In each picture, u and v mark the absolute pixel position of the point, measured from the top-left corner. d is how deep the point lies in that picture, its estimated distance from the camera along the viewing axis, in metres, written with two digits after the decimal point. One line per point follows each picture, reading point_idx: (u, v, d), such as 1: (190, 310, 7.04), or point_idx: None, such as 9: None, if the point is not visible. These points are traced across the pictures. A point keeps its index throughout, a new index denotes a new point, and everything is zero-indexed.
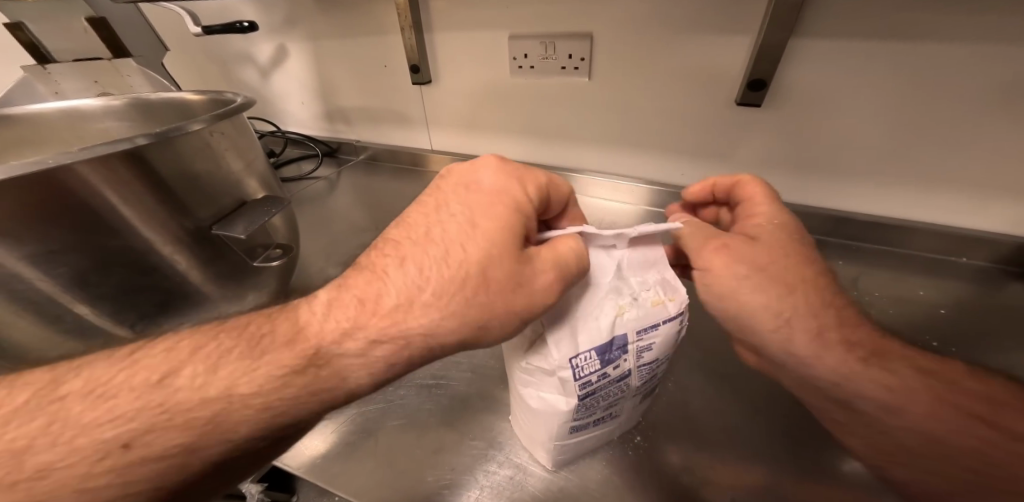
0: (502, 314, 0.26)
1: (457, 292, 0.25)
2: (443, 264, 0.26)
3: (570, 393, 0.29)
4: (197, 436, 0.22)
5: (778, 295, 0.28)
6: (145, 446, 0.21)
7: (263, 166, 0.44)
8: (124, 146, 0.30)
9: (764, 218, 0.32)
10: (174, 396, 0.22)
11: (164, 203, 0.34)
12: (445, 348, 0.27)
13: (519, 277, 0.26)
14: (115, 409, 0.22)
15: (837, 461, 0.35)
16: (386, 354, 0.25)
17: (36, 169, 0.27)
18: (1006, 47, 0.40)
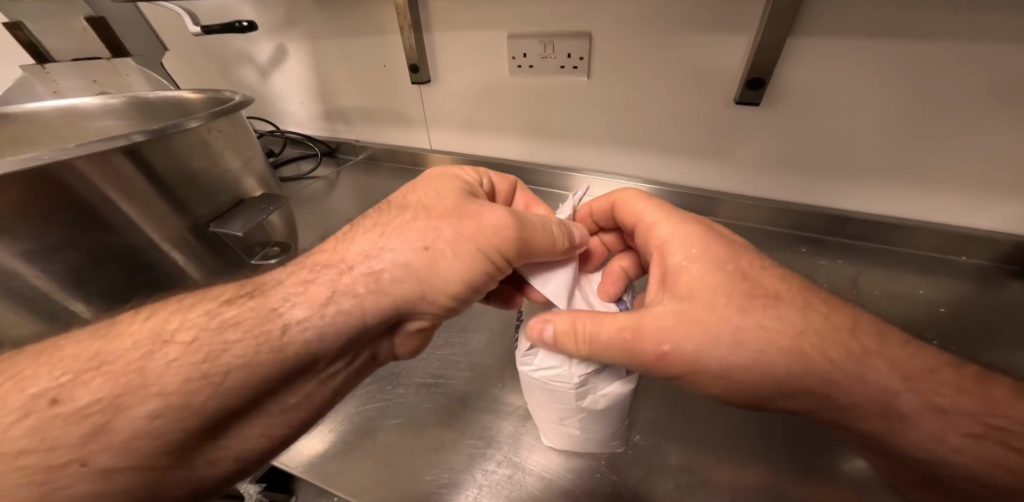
0: (446, 237, 0.30)
1: (409, 220, 0.32)
2: (397, 209, 0.34)
3: (627, 374, 0.31)
4: (127, 391, 0.22)
5: (772, 360, 0.27)
6: (72, 399, 0.22)
7: (262, 165, 0.44)
8: (122, 143, 0.30)
9: (679, 254, 0.32)
10: (109, 347, 0.24)
11: (162, 199, 0.34)
12: (403, 285, 0.30)
13: (457, 210, 0.32)
14: (54, 372, 0.23)
15: (838, 461, 0.35)
16: (329, 283, 0.29)
17: (29, 166, 0.26)
18: (1006, 46, 0.40)
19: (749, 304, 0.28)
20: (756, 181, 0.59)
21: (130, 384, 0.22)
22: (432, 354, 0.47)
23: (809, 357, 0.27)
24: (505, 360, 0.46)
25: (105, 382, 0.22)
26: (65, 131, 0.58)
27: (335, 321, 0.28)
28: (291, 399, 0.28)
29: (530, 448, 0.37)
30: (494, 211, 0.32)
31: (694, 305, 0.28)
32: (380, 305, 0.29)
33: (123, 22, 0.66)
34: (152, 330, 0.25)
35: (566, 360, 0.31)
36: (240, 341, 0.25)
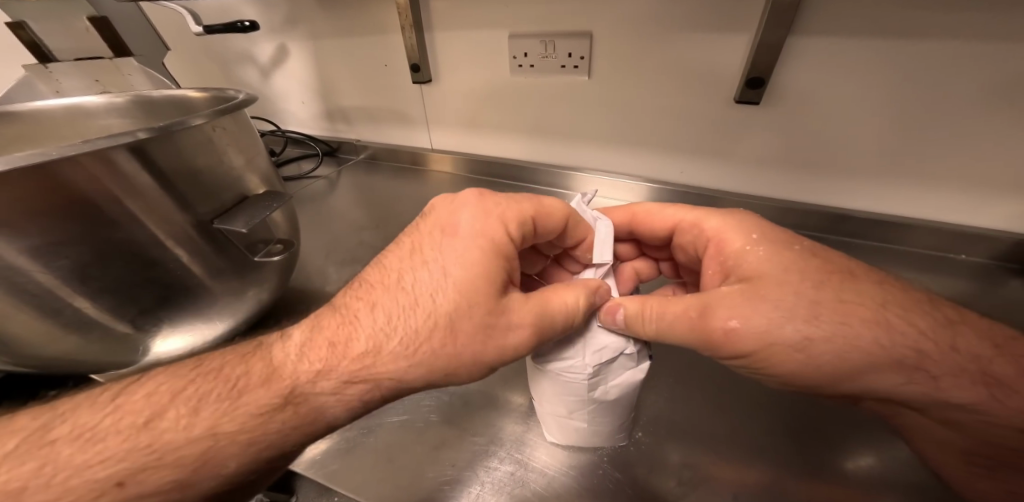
0: (467, 364, 0.29)
1: (427, 342, 0.28)
2: (420, 318, 0.29)
3: (635, 365, 0.32)
4: (192, 476, 0.25)
5: (855, 333, 0.27)
6: (140, 483, 0.24)
7: (265, 163, 0.45)
8: (129, 139, 0.30)
9: (740, 241, 0.33)
10: (159, 440, 0.25)
11: (165, 195, 0.34)
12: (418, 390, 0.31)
13: (484, 331, 0.29)
14: (114, 457, 0.24)
15: (839, 460, 0.35)
16: (360, 393, 0.29)
17: (36, 161, 0.26)
18: (1003, 45, 0.40)
19: (826, 280, 0.29)
20: (756, 180, 0.59)
21: (192, 470, 0.25)
22: None
23: (896, 328, 0.27)
24: None
25: (167, 473, 0.25)
26: (68, 130, 0.59)
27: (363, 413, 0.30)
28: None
29: (532, 445, 0.37)
30: (522, 335, 0.29)
31: (778, 281, 0.29)
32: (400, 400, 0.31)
33: (125, 22, 0.66)
34: (206, 423, 0.26)
35: (578, 349, 0.31)
36: (286, 423, 0.28)
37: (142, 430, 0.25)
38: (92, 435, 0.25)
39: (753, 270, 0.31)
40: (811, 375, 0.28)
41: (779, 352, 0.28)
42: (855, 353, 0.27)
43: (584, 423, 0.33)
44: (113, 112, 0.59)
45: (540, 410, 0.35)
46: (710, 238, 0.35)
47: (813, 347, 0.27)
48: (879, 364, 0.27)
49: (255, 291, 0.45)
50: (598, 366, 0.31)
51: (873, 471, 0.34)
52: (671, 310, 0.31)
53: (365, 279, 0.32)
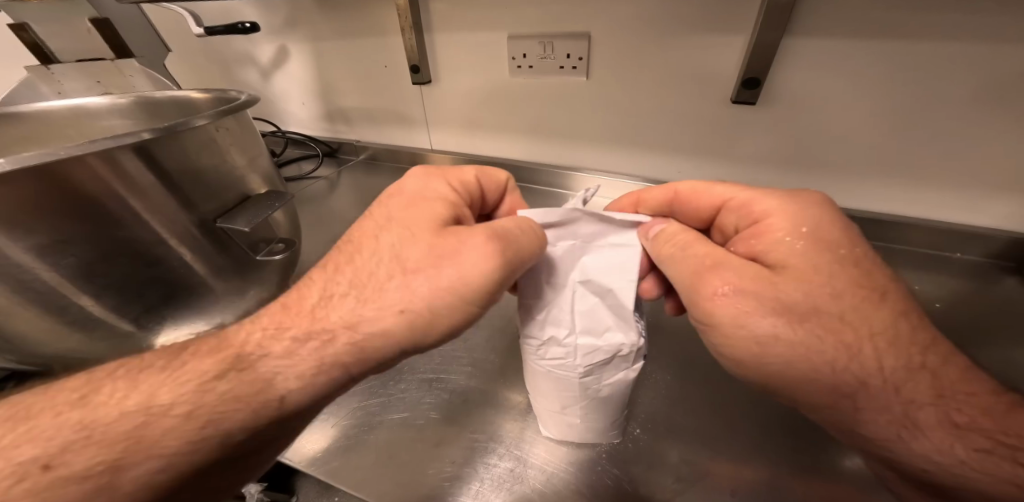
0: (423, 295, 0.28)
1: (380, 273, 0.29)
2: (370, 254, 0.30)
3: (632, 363, 0.31)
4: (126, 455, 0.23)
5: (818, 348, 0.26)
6: (68, 463, 0.22)
7: (267, 163, 0.45)
8: (132, 140, 0.31)
9: (782, 231, 0.30)
10: (97, 412, 0.24)
11: (167, 194, 0.34)
12: (385, 350, 0.29)
13: (436, 253, 0.29)
14: (54, 432, 0.23)
15: (837, 458, 0.35)
16: (314, 352, 0.28)
17: (45, 159, 0.27)
18: (995, 46, 0.41)
19: (848, 294, 0.27)
20: (753, 179, 0.60)
21: (129, 447, 0.23)
22: (435, 350, 0.47)
23: (860, 358, 0.26)
24: (506, 356, 0.46)
25: (102, 448, 0.23)
26: (71, 130, 0.59)
27: (326, 382, 0.28)
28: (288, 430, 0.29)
29: (532, 442, 0.38)
30: (479, 245, 0.28)
31: (794, 275, 0.28)
32: (367, 364, 0.29)
33: (127, 24, 0.66)
34: (146, 394, 0.25)
35: (570, 350, 0.31)
36: (236, 395, 0.26)
37: (76, 406, 0.25)
38: (20, 417, 0.24)
39: (783, 263, 0.29)
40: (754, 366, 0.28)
41: (734, 337, 0.28)
42: (824, 352, 0.26)
43: (579, 419, 0.33)
44: (116, 113, 0.60)
45: (533, 394, 0.35)
46: (751, 227, 0.33)
47: (766, 347, 0.27)
48: (815, 385, 0.27)
49: (257, 291, 0.45)
50: (589, 363, 0.31)
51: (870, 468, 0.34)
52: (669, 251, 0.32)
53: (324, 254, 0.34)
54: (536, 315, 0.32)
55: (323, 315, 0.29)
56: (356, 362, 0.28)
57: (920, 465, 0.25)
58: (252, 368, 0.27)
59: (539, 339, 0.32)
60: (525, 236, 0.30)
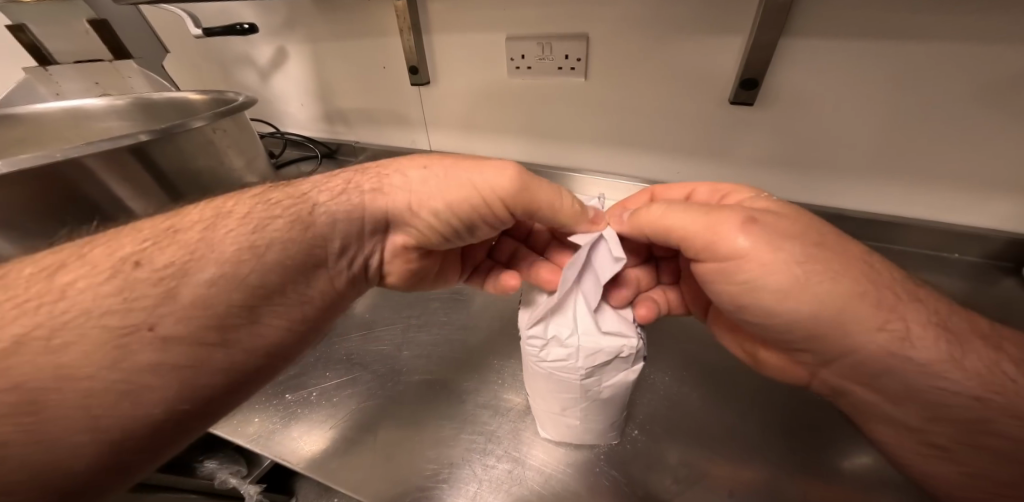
0: (438, 173, 0.34)
1: (393, 169, 0.36)
2: (380, 168, 0.37)
3: (633, 365, 0.32)
4: (194, 258, 0.26)
5: (846, 268, 0.29)
6: (150, 262, 0.25)
7: (264, 164, 0.55)
8: (129, 142, 0.39)
9: (748, 195, 0.36)
10: (179, 221, 0.28)
11: (156, 186, 0.43)
12: (397, 193, 0.34)
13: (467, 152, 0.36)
14: (135, 241, 0.26)
15: (835, 458, 0.35)
16: (347, 179, 0.36)
17: (41, 162, 0.35)
18: (991, 47, 0.41)
19: (845, 244, 0.31)
20: (753, 180, 0.60)
21: (197, 252, 0.26)
22: (433, 351, 0.47)
23: (875, 271, 0.29)
24: (505, 357, 0.46)
25: (178, 250, 0.26)
26: (68, 132, 0.59)
27: (347, 206, 0.34)
28: (302, 289, 0.31)
29: (529, 443, 0.38)
30: (503, 161, 0.33)
31: (788, 216, 0.31)
32: (376, 205, 0.35)
33: (125, 26, 0.66)
34: (213, 208, 0.30)
35: (573, 351, 0.31)
36: (283, 223, 0.30)
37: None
38: None
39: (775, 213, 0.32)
40: (794, 294, 0.29)
41: (771, 270, 0.29)
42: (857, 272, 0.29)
43: (577, 420, 0.33)
44: (114, 114, 0.60)
45: (532, 394, 0.35)
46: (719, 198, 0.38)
47: (809, 278, 0.28)
48: (857, 303, 0.28)
49: None
50: (592, 366, 0.30)
51: (868, 468, 0.34)
52: (681, 220, 0.32)
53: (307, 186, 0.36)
54: (538, 314, 0.33)
55: (370, 171, 0.37)
56: (372, 193, 0.35)
57: (972, 388, 0.27)
58: (304, 206, 0.32)
59: (540, 341, 0.32)
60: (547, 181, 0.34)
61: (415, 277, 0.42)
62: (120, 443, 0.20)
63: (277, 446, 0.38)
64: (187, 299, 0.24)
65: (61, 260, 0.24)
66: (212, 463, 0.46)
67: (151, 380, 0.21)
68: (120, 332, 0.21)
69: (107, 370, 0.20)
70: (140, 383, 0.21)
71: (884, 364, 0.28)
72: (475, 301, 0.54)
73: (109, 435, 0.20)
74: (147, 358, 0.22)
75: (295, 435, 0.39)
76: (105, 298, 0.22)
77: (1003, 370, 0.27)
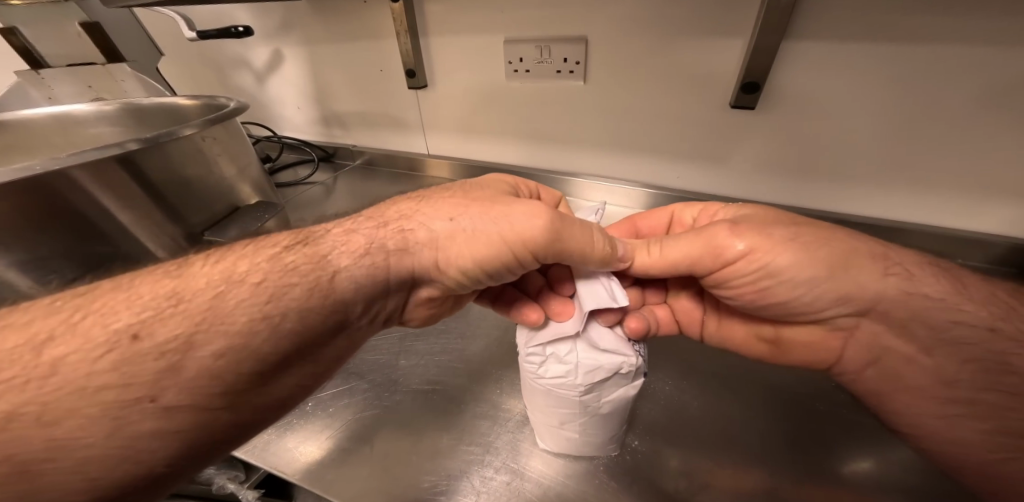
0: (472, 223, 0.32)
1: (417, 214, 0.34)
2: (400, 213, 0.34)
3: (632, 382, 0.31)
4: (200, 329, 0.23)
5: (836, 241, 0.33)
6: (151, 335, 0.22)
7: (257, 171, 0.57)
8: (116, 151, 0.40)
9: (719, 211, 0.42)
10: (184, 287, 0.25)
11: (144, 194, 0.44)
12: (423, 249, 0.32)
13: (496, 197, 0.34)
14: (132, 309, 0.23)
15: (837, 465, 0.35)
16: (369, 235, 0.32)
17: (23, 175, 0.36)
18: (994, 50, 0.41)
19: (829, 225, 0.35)
20: (754, 184, 0.59)
21: (204, 322, 0.24)
22: (430, 360, 0.47)
23: (858, 239, 0.34)
24: (503, 366, 0.46)
25: (182, 321, 0.23)
26: (57, 138, 0.59)
27: (371, 269, 0.31)
28: (316, 349, 0.29)
29: (527, 454, 0.37)
30: (529, 205, 0.32)
31: (761, 216, 0.37)
32: (402, 264, 0.32)
33: (119, 28, 0.66)
34: (223, 272, 0.27)
35: (571, 368, 0.30)
36: (301, 282, 0.28)
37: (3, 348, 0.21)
38: None
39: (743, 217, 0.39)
40: (809, 265, 0.33)
41: (784, 249, 0.33)
42: (844, 245, 0.33)
43: (575, 433, 0.33)
44: (103, 120, 0.60)
45: (532, 410, 0.34)
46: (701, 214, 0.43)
47: (811, 247, 0.33)
48: (846, 266, 0.33)
49: None
50: (592, 384, 0.30)
51: (873, 475, 0.34)
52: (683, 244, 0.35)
53: (308, 229, 0.33)
54: (539, 333, 0.33)
55: (388, 218, 0.34)
56: (397, 252, 0.32)
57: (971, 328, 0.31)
58: (322, 261, 0.29)
59: (539, 357, 0.32)
60: (577, 227, 0.32)
61: (434, 317, 0.40)
62: (126, 477, 0.20)
63: (271, 457, 0.37)
64: (194, 373, 0.22)
65: (50, 328, 0.22)
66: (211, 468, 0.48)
67: (154, 444, 0.21)
68: (120, 404, 0.20)
69: (106, 439, 0.19)
70: (142, 448, 0.20)
71: (907, 305, 0.32)
72: (472, 309, 0.53)
73: (115, 481, 0.20)
74: (147, 427, 0.20)
75: (289, 444, 0.38)
76: (100, 374, 0.21)
77: (1003, 300, 0.32)
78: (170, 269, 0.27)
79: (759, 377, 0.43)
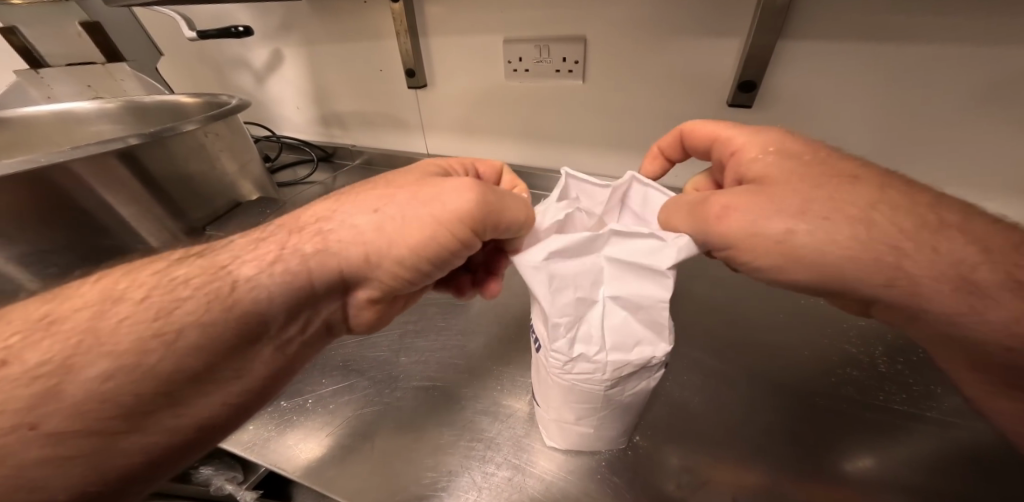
0: (400, 206, 0.30)
1: (343, 203, 0.32)
2: (324, 207, 0.33)
3: (657, 370, 0.30)
4: (78, 351, 0.22)
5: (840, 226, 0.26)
6: (51, 362, 0.21)
7: (257, 168, 0.57)
8: (119, 145, 0.40)
9: (755, 151, 0.31)
10: None
11: (145, 189, 0.44)
12: (348, 248, 0.30)
13: (421, 181, 0.32)
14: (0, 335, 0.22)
15: (839, 461, 0.35)
16: (280, 242, 0.30)
17: (21, 169, 0.35)
18: (985, 49, 0.41)
19: None
20: None
21: (81, 345, 0.22)
22: (430, 357, 0.47)
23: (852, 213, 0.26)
24: (503, 362, 0.46)
25: (54, 343, 0.22)
26: (58, 137, 0.59)
27: (285, 276, 0.28)
28: (251, 363, 0.27)
29: (532, 451, 0.37)
30: (461, 181, 0.31)
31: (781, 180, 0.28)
32: (325, 266, 0.29)
33: (120, 28, 0.66)
34: None
35: (600, 365, 0.28)
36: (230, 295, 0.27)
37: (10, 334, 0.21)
38: None
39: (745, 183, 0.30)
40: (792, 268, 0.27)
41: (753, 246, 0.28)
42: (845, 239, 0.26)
43: (591, 428, 0.33)
44: (105, 118, 0.60)
45: (555, 401, 0.32)
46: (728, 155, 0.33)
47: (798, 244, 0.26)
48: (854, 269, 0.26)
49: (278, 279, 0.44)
50: (623, 376, 0.28)
51: (873, 472, 0.34)
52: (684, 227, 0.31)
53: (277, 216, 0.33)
54: (566, 328, 0.29)
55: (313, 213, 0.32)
56: (315, 254, 0.29)
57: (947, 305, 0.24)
58: (238, 285, 0.27)
59: (566, 353, 0.28)
60: (511, 197, 0.32)
61: (379, 321, 0.38)
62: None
63: (271, 454, 0.37)
64: (108, 390, 0.21)
65: None
66: (208, 470, 0.48)
67: (46, 472, 0.19)
68: None
69: None
70: (36, 478, 0.19)
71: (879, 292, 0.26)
72: (473, 306, 0.54)
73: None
74: (31, 456, 0.19)
75: (290, 441, 0.38)
76: None
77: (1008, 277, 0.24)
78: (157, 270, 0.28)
79: (760, 373, 0.43)
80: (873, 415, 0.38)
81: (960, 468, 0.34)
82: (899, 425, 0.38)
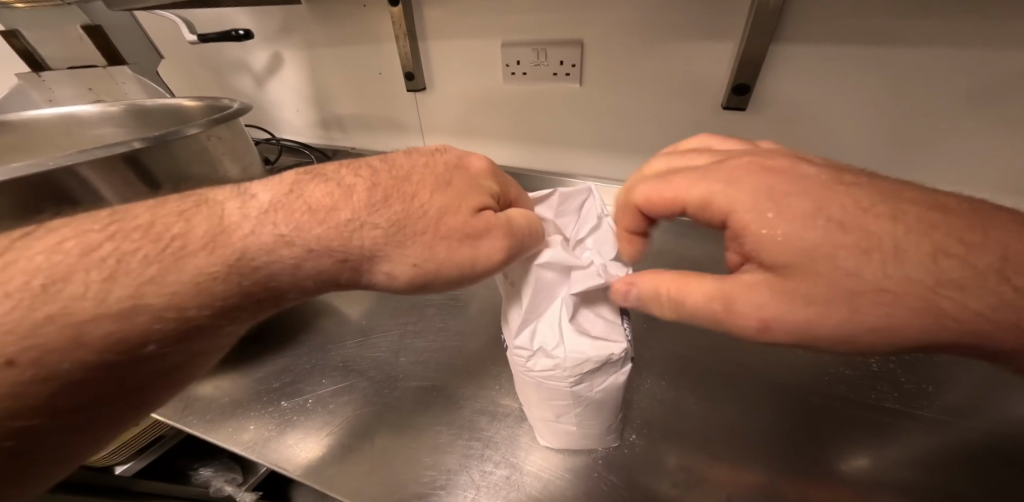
0: (438, 258, 0.28)
1: (392, 238, 0.27)
2: (361, 236, 0.27)
3: (620, 367, 0.30)
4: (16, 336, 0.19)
5: None
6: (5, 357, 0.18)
7: (257, 170, 0.57)
8: (123, 149, 0.41)
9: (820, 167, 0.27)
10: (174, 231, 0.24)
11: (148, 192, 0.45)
12: (386, 283, 0.29)
13: (465, 229, 0.28)
14: None
15: (835, 460, 0.35)
16: (315, 266, 0.26)
17: (34, 170, 0.37)
18: (976, 52, 0.42)
19: None
20: None
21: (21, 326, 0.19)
22: (429, 357, 0.47)
23: None
24: (502, 362, 0.46)
25: None
26: (60, 139, 0.60)
27: (309, 279, 0.26)
28: (229, 328, 0.26)
29: (528, 450, 0.37)
30: (495, 237, 0.29)
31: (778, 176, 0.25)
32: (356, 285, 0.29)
33: (120, 31, 0.66)
34: None
35: (559, 362, 0.29)
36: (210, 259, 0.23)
37: None
38: None
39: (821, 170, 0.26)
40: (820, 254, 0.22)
41: (761, 243, 0.23)
42: (905, 271, 0.21)
43: (573, 426, 0.33)
44: (108, 121, 0.61)
45: (529, 399, 0.33)
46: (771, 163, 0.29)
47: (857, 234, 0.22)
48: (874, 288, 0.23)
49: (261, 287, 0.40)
50: (580, 373, 0.29)
51: (867, 470, 0.35)
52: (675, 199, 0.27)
53: None
54: (530, 327, 0.31)
55: (345, 221, 0.27)
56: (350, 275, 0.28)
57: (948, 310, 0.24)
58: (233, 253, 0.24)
59: (528, 350, 0.30)
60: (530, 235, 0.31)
61: None
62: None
63: (272, 453, 0.38)
64: (66, 368, 0.20)
65: None
66: (208, 470, 0.54)
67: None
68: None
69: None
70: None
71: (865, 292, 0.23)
72: (472, 308, 0.54)
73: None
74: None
75: (289, 441, 0.39)
76: None
77: None
78: (127, 212, 0.24)
79: (755, 373, 0.43)
80: (866, 414, 0.39)
81: (952, 466, 0.35)
82: (892, 424, 0.38)
